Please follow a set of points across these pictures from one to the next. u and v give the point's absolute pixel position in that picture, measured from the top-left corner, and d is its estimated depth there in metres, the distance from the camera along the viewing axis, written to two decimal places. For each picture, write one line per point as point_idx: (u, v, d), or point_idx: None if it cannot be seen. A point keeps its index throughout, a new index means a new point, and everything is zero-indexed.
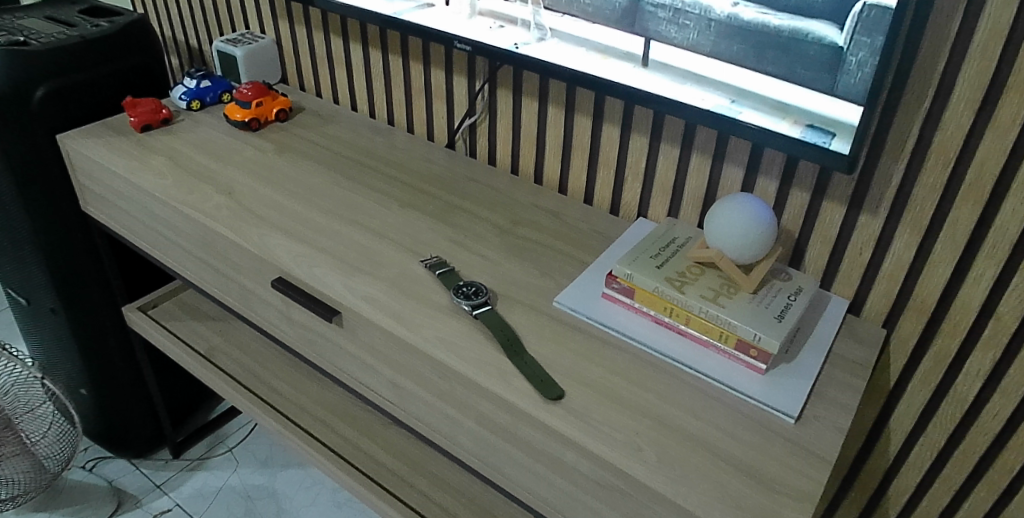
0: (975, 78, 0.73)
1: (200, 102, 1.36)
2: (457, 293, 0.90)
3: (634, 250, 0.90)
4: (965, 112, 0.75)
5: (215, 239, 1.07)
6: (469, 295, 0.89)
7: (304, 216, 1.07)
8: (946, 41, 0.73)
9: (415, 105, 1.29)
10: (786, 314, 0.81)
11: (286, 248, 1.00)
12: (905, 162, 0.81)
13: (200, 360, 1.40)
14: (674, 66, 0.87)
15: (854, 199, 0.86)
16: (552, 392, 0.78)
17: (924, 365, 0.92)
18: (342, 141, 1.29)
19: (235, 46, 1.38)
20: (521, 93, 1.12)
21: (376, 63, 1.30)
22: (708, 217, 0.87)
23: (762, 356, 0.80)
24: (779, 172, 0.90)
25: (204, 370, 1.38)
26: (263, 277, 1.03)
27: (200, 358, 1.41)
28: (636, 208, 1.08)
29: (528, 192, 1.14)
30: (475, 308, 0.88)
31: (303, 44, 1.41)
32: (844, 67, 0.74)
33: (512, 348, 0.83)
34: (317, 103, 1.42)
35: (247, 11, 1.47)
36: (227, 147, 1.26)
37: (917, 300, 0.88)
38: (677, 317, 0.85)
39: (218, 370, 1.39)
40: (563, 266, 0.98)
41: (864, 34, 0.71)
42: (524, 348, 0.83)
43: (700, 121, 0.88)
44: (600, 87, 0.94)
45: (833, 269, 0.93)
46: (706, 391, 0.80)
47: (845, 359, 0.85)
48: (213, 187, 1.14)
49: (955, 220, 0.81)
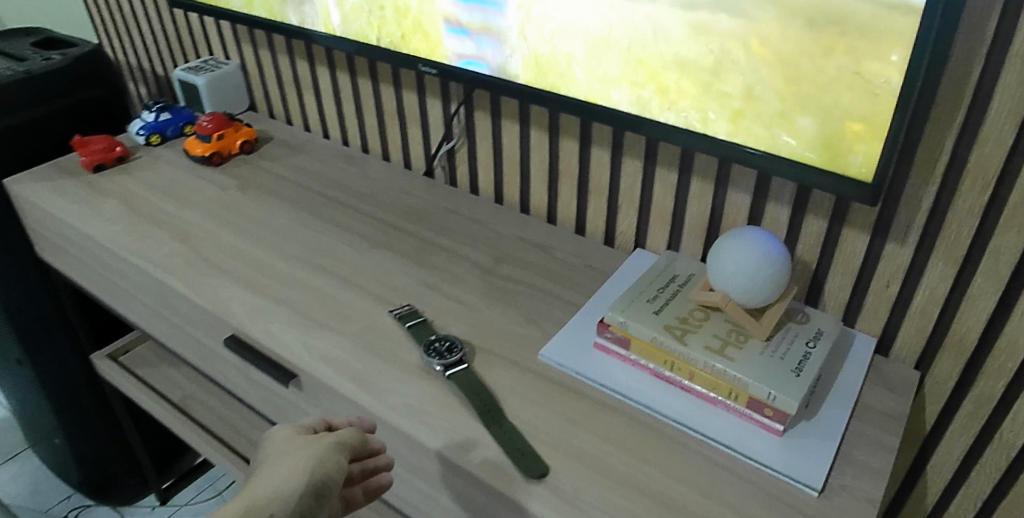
0: (1018, 87, 0.60)
1: (160, 136, 1.27)
2: (430, 354, 0.79)
3: (628, 292, 0.80)
4: (1006, 127, 0.62)
5: (170, 292, 0.97)
6: (442, 352, 0.79)
7: (265, 263, 0.98)
8: (984, 43, 0.59)
9: (387, 130, 1.18)
10: (804, 365, 0.70)
11: (242, 301, 0.91)
12: (937, 185, 0.68)
13: (170, 408, 1.29)
14: (666, 86, 0.76)
15: (878, 226, 0.74)
16: (537, 466, 0.67)
17: (964, 409, 0.80)
18: (310, 173, 1.18)
19: (197, 75, 1.29)
20: (499, 116, 1.01)
21: (343, 87, 1.20)
22: (711, 254, 0.75)
23: (777, 416, 0.69)
24: (791, 197, 0.78)
25: (175, 420, 1.28)
26: (221, 333, 0.93)
27: (170, 406, 1.30)
28: (632, 237, 0.97)
29: (511, 224, 1.04)
30: (449, 372, 0.78)
31: (268, 69, 1.31)
32: (865, 79, 0.62)
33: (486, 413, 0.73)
34: (286, 131, 1.32)
35: (209, 36, 1.37)
36: (186, 186, 1.16)
37: (955, 338, 0.75)
38: (679, 371, 0.74)
39: (191, 422, 1.28)
40: (550, 310, 0.87)
41: (889, 38, 0.59)
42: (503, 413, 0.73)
43: (697, 147, 0.77)
44: (585, 111, 0.83)
45: (856, 304, 0.81)
46: (714, 458, 0.69)
47: (873, 410, 0.73)
48: (168, 232, 1.05)
49: (998, 249, 0.68)
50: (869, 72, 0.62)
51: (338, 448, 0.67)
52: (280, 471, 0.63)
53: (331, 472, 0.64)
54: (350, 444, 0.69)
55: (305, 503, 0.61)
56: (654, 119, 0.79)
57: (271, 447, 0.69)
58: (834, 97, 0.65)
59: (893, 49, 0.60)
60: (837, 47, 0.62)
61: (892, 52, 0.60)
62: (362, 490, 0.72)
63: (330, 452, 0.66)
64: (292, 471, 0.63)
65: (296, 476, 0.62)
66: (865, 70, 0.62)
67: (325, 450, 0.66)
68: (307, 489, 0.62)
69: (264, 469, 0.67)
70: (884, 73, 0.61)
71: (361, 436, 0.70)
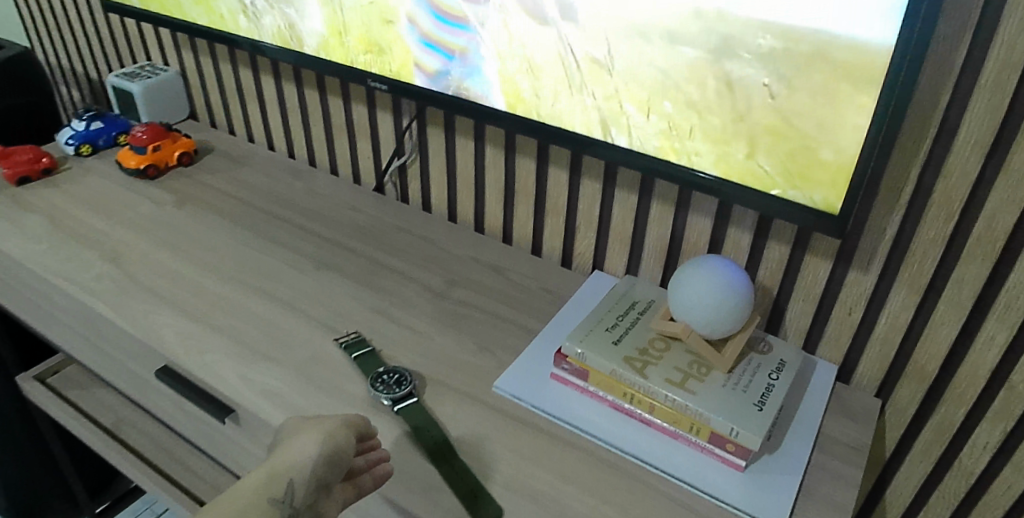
0: (984, 118, 0.59)
1: (91, 146, 1.19)
2: (377, 388, 0.74)
3: (587, 320, 0.76)
4: (972, 157, 0.61)
5: (97, 318, 0.90)
6: (390, 385, 0.75)
7: (202, 287, 0.91)
8: (952, 74, 0.59)
9: (336, 143, 1.13)
10: (767, 398, 0.68)
11: (176, 328, 0.84)
12: (902, 213, 0.67)
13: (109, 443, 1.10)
14: (629, 109, 0.73)
15: (841, 253, 0.73)
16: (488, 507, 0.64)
17: (925, 436, 0.78)
18: (254, 187, 1.12)
19: (133, 81, 1.21)
20: (453, 132, 0.97)
21: (290, 98, 1.14)
22: (673, 283, 0.72)
23: (740, 451, 0.66)
24: (753, 223, 0.76)
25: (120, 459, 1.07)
26: (153, 363, 0.86)
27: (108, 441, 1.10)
28: (590, 259, 0.94)
29: (465, 243, 1.00)
30: (397, 406, 0.73)
31: (210, 76, 1.24)
32: (836, 109, 0.61)
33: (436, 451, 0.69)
34: (229, 142, 1.25)
35: (146, 40, 1.29)
36: (119, 200, 1.09)
37: (916, 365, 0.74)
38: (639, 404, 0.71)
39: (140, 463, 1.07)
40: (505, 337, 0.83)
41: (863, 69, 0.58)
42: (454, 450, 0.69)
43: (660, 174, 0.75)
44: (545, 134, 0.81)
45: (818, 330, 0.79)
46: (676, 496, 0.66)
47: (836, 441, 0.71)
48: (97, 252, 0.98)
49: (961, 278, 0.67)
50: (839, 102, 0.61)
51: (345, 428, 0.63)
52: (292, 445, 0.61)
53: (341, 447, 0.61)
54: (357, 429, 0.65)
55: (316, 475, 0.59)
56: (617, 144, 0.77)
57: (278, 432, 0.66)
58: (802, 125, 0.63)
59: (864, 81, 0.58)
60: (807, 76, 0.61)
61: (864, 82, 0.59)
62: (370, 476, 0.64)
63: (340, 428, 0.63)
64: (303, 443, 0.61)
65: (308, 447, 0.60)
66: (836, 99, 0.61)
67: (336, 427, 0.63)
68: (319, 462, 0.60)
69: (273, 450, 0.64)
70: (855, 104, 0.60)
71: (366, 421, 0.66)
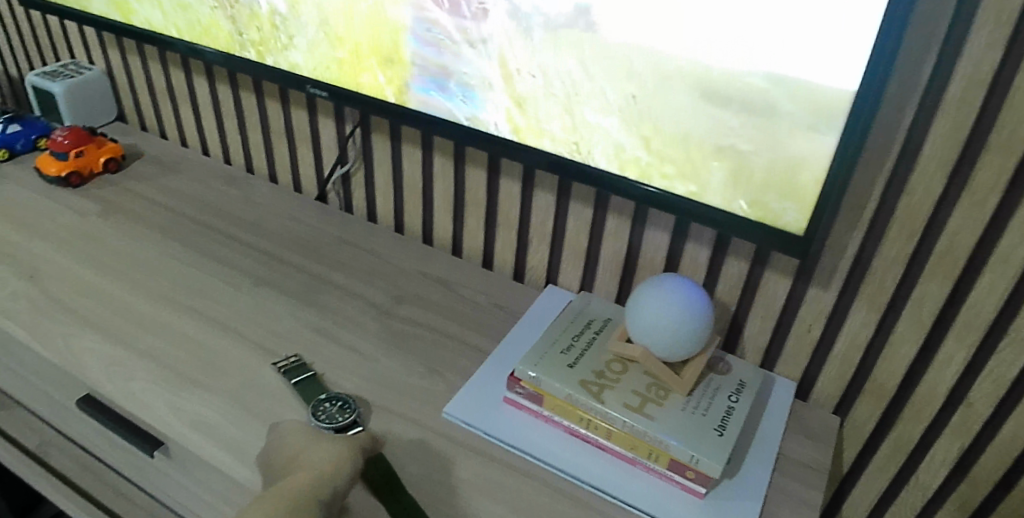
0: (948, 136, 0.58)
1: (9, 151, 1.10)
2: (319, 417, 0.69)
3: (541, 341, 0.73)
4: (935, 175, 0.60)
5: (11, 342, 0.82)
6: (332, 414, 0.69)
7: (129, 306, 0.84)
8: (917, 90, 0.58)
9: (276, 149, 1.07)
10: (727, 422, 0.66)
11: (97, 353, 0.78)
12: (863, 230, 0.66)
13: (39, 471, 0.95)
14: (585, 121, 0.70)
15: (801, 270, 0.71)
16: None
17: (882, 451, 0.77)
18: (188, 196, 1.05)
19: (53, 81, 1.12)
20: (400, 139, 0.92)
21: (226, 101, 1.07)
22: (631, 303, 0.69)
23: (701, 478, 0.64)
24: (711, 238, 0.74)
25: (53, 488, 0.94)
26: (73, 391, 0.79)
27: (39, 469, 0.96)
28: (544, 273, 0.90)
29: (414, 257, 0.95)
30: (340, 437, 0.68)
31: (139, 77, 1.16)
32: (804, 127, 0.59)
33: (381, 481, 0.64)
34: (160, 147, 1.17)
35: (69, 37, 1.20)
36: (39, 210, 1.01)
37: (875, 383, 0.73)
38: (596, 429, 0.68)
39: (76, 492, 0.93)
40: (456, 358, 0.79)
41: (833, 87, 0.56)
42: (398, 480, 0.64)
43: (617, 189, 0.72)
44: (498, 145, 0.77)
45: (776, 347, 0.77)
46: None
47: (797, 463, 0.70)
48: (12, 268, 0.90)
49: (921, 296, 0.66)
50: (806, 120, 0.58)
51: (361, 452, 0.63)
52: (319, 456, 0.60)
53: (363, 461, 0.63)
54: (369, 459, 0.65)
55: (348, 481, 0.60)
56: (573, 156, 0.73)
57: (286, 446, 0.64)
58: (767, 143, 0.61)
59: (834, 99, 0.56)
60: (772, 92, 0.58)
61: (833, 101, 0.57)
62: None
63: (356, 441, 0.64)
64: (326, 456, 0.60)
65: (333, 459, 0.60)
66: (803, 117, 0.58)
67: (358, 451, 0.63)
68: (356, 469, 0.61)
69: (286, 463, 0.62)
70: (823, 122, 0.58)
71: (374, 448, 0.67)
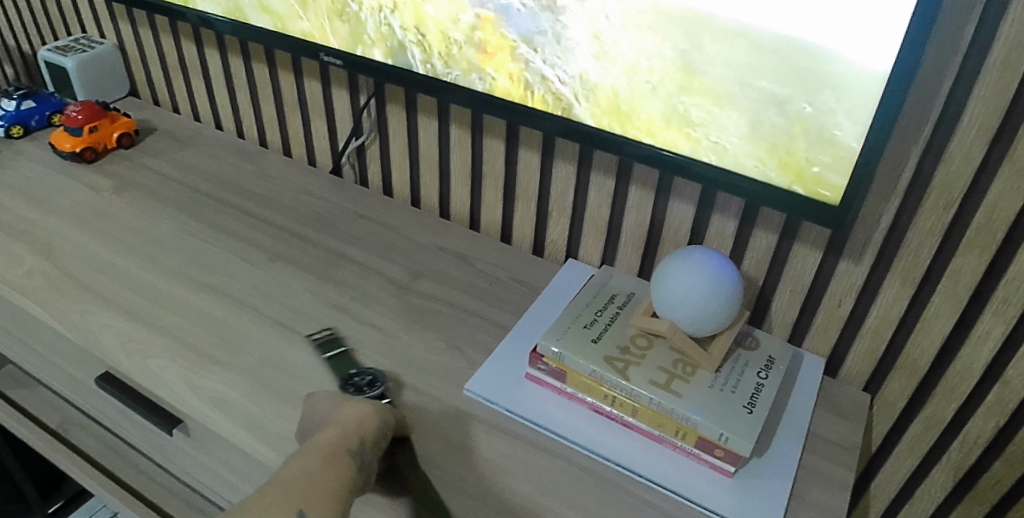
0: (992, 100, 0.55)
1: (23, 127, 1.09)
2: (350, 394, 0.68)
3: (563, 317, 0.71)
4: (976, 142, 0.57)
5: (30, 319, 0.82)
6: (361, 387, 0.69)
7: (145, 282, 0.84)
8: (959, 52, 0.55)
9: (289, 123, 1.05)
10: (756, 400, 0.64)
11: (115, 330, 0.77)
12: (898, 200, 0.63)
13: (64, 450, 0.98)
14: (606, 87, 0.67)
15: (832, 242, 0.68)
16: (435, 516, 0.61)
17: (912, 431, 0.74)
18: (201, 171, 1.04)
19: (65, 56, 1.11)
20: (415, 110, 0.90)
21: (237, 73, 1.05)
22: (656, 277, 0.67)
23: (729, 457, 0.62)
24: (738, 210, 0.71)
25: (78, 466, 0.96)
26: (92, 367, 0.79)
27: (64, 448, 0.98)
28: (564, 246, 0.88)
29: (430, 231, 0.93)
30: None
31: (150, 50, 1.14)
32: (843, 87, 0.55)
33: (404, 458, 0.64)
34: (173, 122, 1.16)
35: (80, 11, 1.19)
36: (53, 186, 1.00)
37: (907, 360, 0.70)
38: (621, 407, 0.66)
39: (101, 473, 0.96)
40: (474, 335, 0.78)
41: (876, 42, 0.52)
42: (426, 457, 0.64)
43: (641, 158, 0.69)
44: (517, 114, 0.74)
45: (804, 323, 0.75)
46: (661, 507, 0.62)
47: (826, 441, 0.67)
48: (28, 244, 0.89)
49: (958, 269, 0.63)
50: (845, 78, 0.55)
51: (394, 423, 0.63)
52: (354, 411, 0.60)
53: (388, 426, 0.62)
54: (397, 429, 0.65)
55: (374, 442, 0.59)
56: (594, 125, 0.70)
57: (322, 405, 0.64)
58: (801, 107, 0.58)
59: (878, 55, 0.53)
60: (807, 54, 0.55)
61: (875, 59, 0.53)
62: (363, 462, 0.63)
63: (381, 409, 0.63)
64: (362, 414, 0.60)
65: (368, 419, 0.60)
66: (842, 76, 0.55)
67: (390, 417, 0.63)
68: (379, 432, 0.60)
69: (322, 419, 0.62)
70: (864, 80, 0.54)
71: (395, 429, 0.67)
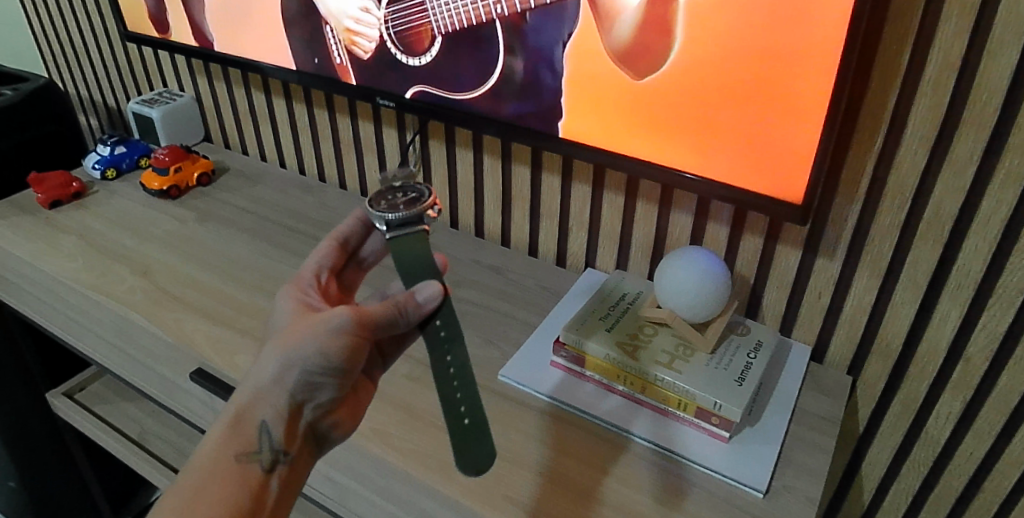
0: (928, 116, 0.67)
1: (116, 170, 1.27)
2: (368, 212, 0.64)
3: (582, 311, 0.84)
4: (918, 151, 0.69)
5: (132, 328, 0.98)
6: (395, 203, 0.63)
7: (227, 295, 0.99)
8: (897, 77, 0.67)
9: (344, 158, 1.21)
10: (746, 376, 0.75)
11: (205, 333, 0.92)
12: (860, 203, 0.74)
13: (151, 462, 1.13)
14: (611, 114, 0.81)
15: (810, 242, 0.80)
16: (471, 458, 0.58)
17: (893, 409, 0.84)
18: (268, 203, 1.20)
19: (152, 107, 1.29)
20: (454, 144, 1.05)
21: (300, 117, 1.22)
22: (657, 274, 0.80)
23: (724, 423, 0.73)
24: (729, 217, 0.84)
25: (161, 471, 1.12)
26: (184, 365, 0.94)
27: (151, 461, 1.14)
28: (583, 257, 1.01)
29: (467, 248, 1.07)
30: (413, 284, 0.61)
31: (224, 100, 1.32)
32: (801, 108, 0.68)
33: (439, 362, 0.60)
34: (242, 162, 1.33)
35: (163, 69, 1.38)
36: (145, 219, 1.17)
37: (882, 344, 0.81)
38: (631, 385, 0.78)
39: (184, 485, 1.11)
40: (507, 332, 0.90)
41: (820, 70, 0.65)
42: (469, 365, 0.60)
43: (643, 174, 0.82)
44: (538, 141, 0.88)
45: (792, 315, 0.86)
46: (666, 467, 0.72)
47: (812, 415, 0.78)
48: (129, 266, 1.05)
49: (916, 261, 0.74)
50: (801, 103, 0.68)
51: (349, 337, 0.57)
52: (274, 360, 0.58)
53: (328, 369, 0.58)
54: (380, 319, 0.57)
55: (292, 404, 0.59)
56: (600, 147, 0.84)
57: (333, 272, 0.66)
58: (769, 123, 0.71)
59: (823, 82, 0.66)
60: (771, 83, 0.68)
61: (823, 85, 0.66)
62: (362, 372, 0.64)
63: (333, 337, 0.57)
64: (275, 366, 0.58)
65: (286, 375, 0.57)
66: (799, 99, 0.68)
67: (340, 335, 0.57)
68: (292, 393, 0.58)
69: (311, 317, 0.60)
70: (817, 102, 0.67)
71: (412, 294, 0.58)
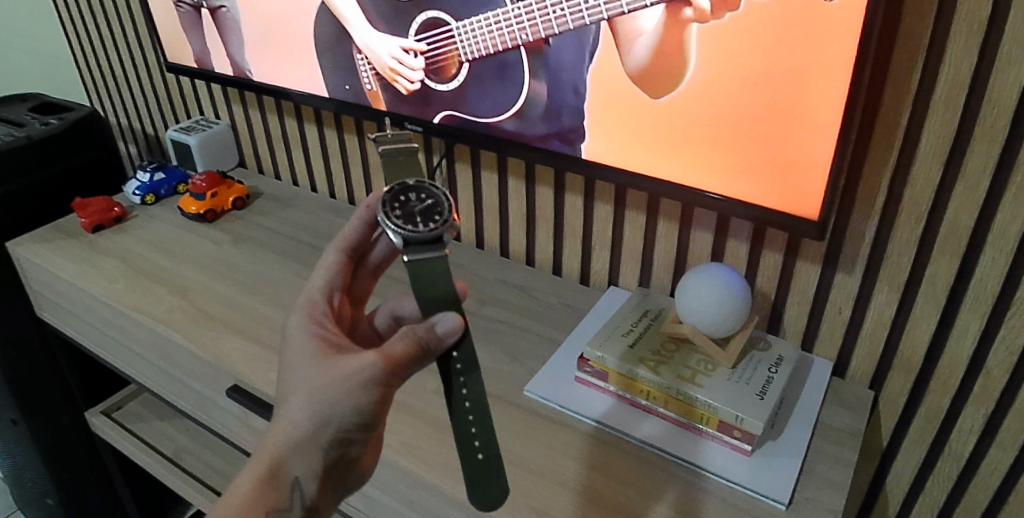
0: (940, 132, 0.69)
1: (155, 195, 1.33)
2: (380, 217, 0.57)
3: (606, 328, 0.86)
4: (932, 166, 0.70)
5: (171, 346, 1.02)
6: (412, 215, 0.56)
7: (262, 314, 1.02)
8: (909, 95, 0.69)
9: (372, 182, 1.25)
10: (767, 390, 0.76)
11: (241, 350, 0.95)
12: (877, 218, 0.76)
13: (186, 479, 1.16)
14: (631, 135, 0.84)
15: (829, 257, 0.81)
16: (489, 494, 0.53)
17: (916, 423, 0.85)
18: (300, 226, 1.24)
19: (190, 134, 1.35)
20: (479, 166, 1.08)
21: (331, 142, 1.26)
22: (679, 291, 0.82)
23: (746, 437, 0.74)
24: (749, 234, 0.86)
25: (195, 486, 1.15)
26: (221, 382, 0.97)
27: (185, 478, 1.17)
28: (606, 276, 1.03)
29: (492, 267, 1.10)
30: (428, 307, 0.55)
31: (258, 127, 1.38)
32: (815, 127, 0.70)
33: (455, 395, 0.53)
34: (275, 186, 1.38)
35: (200, 98, 1.44)
36: (182, 242, 1.21)
37: (903, 358, 0.82)
38: (654, 400, 0.79)
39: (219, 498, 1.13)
40: (532, 348, 0.93)
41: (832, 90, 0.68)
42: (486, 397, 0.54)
43: (663, 192, 0.85)
44: (561, 162, 0.91)
45: (813, 330, 0.87)
46: (690, 480, 0.74)
47: (834, 428, 0.79)
48: (168, 287, 1.10)
49: (934, 274, 0.75)
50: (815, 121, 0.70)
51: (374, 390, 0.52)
52: (302, 416, 0.52)
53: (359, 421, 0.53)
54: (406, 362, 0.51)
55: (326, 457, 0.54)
56: (620, 166, 0.87)
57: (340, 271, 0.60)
58: (785, 141, 0.73)
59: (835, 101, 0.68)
60: (785, 102, 0.71)
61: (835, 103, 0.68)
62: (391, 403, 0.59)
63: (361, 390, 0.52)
64: (306, 420, 0.52)
65: (317, 432, 0.52)
66: (813, 118, 0.70)
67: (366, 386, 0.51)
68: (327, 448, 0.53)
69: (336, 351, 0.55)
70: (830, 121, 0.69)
71: (433, 327, 0.52)
